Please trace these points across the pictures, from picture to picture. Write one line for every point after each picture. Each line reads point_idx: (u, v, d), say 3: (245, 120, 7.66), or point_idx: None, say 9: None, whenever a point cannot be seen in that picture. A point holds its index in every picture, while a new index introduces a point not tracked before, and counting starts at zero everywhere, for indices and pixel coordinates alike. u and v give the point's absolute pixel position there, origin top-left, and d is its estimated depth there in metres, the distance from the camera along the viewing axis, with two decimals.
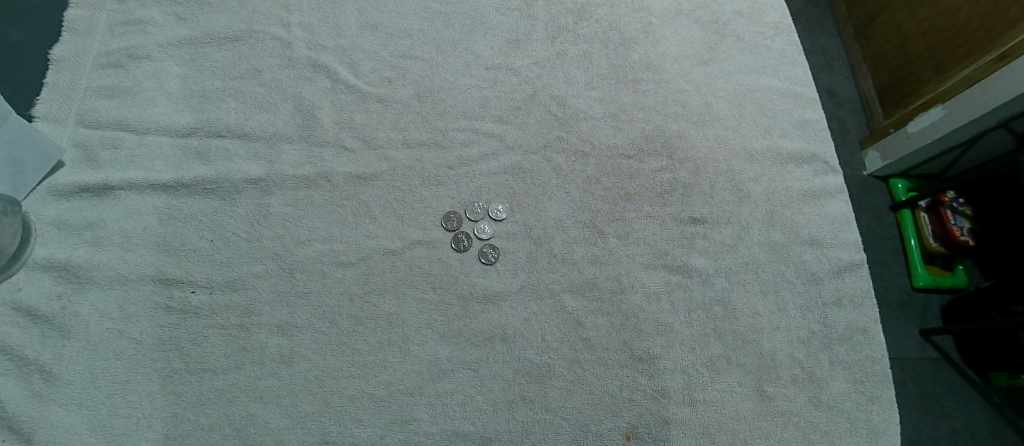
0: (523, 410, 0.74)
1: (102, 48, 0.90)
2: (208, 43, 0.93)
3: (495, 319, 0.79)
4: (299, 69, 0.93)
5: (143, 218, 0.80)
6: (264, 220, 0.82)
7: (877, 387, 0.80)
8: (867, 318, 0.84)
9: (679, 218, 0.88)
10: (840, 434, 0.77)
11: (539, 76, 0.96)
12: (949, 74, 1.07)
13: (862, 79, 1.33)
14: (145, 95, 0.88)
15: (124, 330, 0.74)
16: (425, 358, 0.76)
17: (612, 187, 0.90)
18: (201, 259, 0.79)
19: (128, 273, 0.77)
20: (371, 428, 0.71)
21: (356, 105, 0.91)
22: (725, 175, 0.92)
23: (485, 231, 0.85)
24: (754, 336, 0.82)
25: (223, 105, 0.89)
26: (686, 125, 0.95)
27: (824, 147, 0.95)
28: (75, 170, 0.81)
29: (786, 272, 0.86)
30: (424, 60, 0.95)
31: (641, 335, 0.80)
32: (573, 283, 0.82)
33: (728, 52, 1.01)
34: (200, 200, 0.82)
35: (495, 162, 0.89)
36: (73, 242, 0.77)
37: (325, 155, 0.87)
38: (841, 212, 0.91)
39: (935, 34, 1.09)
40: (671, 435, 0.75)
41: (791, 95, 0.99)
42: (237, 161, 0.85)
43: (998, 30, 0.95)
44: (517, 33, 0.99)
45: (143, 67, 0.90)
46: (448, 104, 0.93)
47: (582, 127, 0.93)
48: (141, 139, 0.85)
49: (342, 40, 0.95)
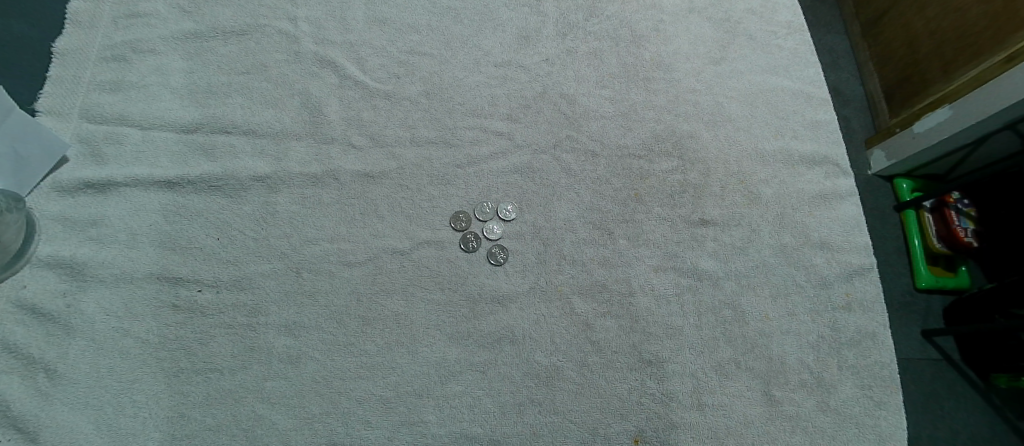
0: (532, 412, 0.74)
1: (105, 42, 0.89)
2: (213, 36, 0.91)
3: (504, 320, 0.79)
4: (306, 64, 0.91)
5: (148, 215, 0.80)
6: (270, 218, 0.81)
7: (886, 392, 0.80)
8: (876, 323, 0.84)
9: (689, 220, 0.87)
10: (847, 439, 0.77)
11: (549, 74, 0.95)
12: (955, 74, 1.05)
13: (868, 78, 1.31)
14: (149, 90, 0.87)
15: (129, 329, 0.73)
16: (433, 359, 0.75)
17: (622, 188, 0.89)
18: (207, 257, 0.78)
19: (132, 271, 0.76)
20: (379, 430, 0.71)
21: (364, 102, 0.90)
22: (736, 177, 0.91)
23: (495, 232, 0.84)
24: (763, 339, 0.81)
25: (229, 101, 0.88)
26: (698, 125, 0.94)
27: (836, 150, 0.94)
28: (79, 166, 0.81)
29: (797, 275, 0.86)
30: (431, 56, 0.94)
31: (650, 338, 0.79)
32: (582, 285, 0.82)
33: (740, 52, 1.00)
34: (205, 197, 0.81)
35: (504, 161, 0.88)
36: (77, 239, 0.77)
37: (333, 153, 0.86)
38: (852, 216, 0.90)
39: (944, 33, 1.06)
40: (679, 439, 0.75)
41: (803, 96, 0.98)
42: (243, 158, 0.84)
43: (1007, 30, 0.93)
44: (527, 30, 0.97)
45: (148, 61, 0.89)
46: (456, 101, 0.91)
47: (593, 126, 0.92)
48: (145, 134, 0.84)
49: (349, 35, 0.94)
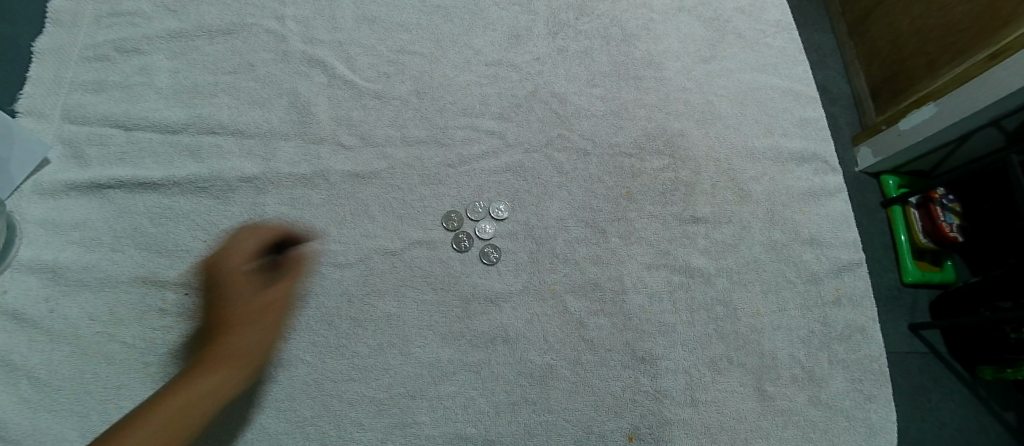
0: (526, 411, 0.74)
1: (88, 41, 0.87)
2: (199, 35, 0.90)
3: (497, 320, 0.78)
4: (294, 63, 0.90)
5: (133, 217, 0.78)
6: (259, 219, 0.80)
7: (875, 385, 0.81)
8: (865, 318, 0.85)
9: (680, 217, 0.87)
10: (837, 432, 0.78)
11: (540, 73, 0.95)
12: (940, 72, 1.07)
13: (855, 76, 1.33)
14: (134, 90, 0.86)
15: (115, 334, 0.72)
16: (426, 361, 0.75)
17: (614, 186, 0.89)
18: (194, 260, 0.77)
19: (118, 275, 0.75)
20: (371, 432, 0.71)
21: (354, 102, 0.89)
22: (727, 174, 0.91)
23: (487, 231, 0.83)
24: (754, 336, 0.82)
25: (216, 101, 0.86)
26: (688, 123, 0.94)
27: (825, 147, 0.95)
28: (62, 168, 0.79)
29: (787, 271, 0.86)
30: (422, 55, 0.93)
31: (643, 336, 0.80)
32: (575, 283, 0.82)
33: (729, 50, 1.00)
34: (192, 199, 0.80)
35: (495, 160, 0.88)
36: (61, 243, 0.76)
37: (322, 153, 0.85)
38: (841, 212, 0.91)
39: (929, 31, 1.08)
40: (672, 436, 0.75)
41: (792, 94, 0.98)
42: (231, 158, 0.83)
43: (992, 27, 0.94)
44: (518, 29, 0.97)
45: (132, 61, 0.87)
46: (447, 100, 0.91)
47: (584, 124, 0.92)
48: (129, 135, 0.82)
49: (338, 34, 0.93)
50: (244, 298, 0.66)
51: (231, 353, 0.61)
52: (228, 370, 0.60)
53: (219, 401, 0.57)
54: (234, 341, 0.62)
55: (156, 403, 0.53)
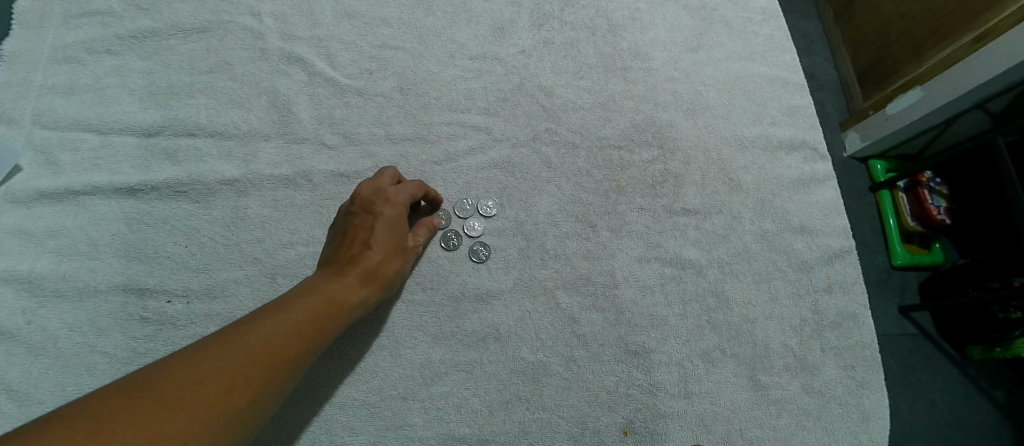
0: (520, 409, 0.73)
1: (57, 42, 0.84)
2: (173, 34, 0.87)
3: (489, 318, 0.77)
4: (273, 61, 0.88)
5: (110, 224, 0.76)
6: (241, 222, 0.78)
7: (867, 371, 0.82)
8: (856, 304, 0.85)
9: (671, 209, 0.87)
10: (831, 419, 0.78)
11: (526, 66, 0.93)
12: (926, 56, 1.07)
13: (842, 62, 1.32)
14: (107, 92, 0.83)
15: (95, 344, 0.70)
16: (417, 361, 0.74)
17: (603, 179, 0.88)
18: (176, 266, 0.75)
19: (96, 284, 0.73)
20: (364, 436, 0.70)
21: (335, 100, 0.87)
22: (716, 165, 0.91)
23: (476, 229, 0.82)
24: (746, 326, 0.82)
25: (193, 102, 0.84)
26: (677, 114, 0.93)
27: (813, 135, 0.95)
28: (34, 175, 0.77)
29: (778, 260, 0.86)
30: (404, 50, 0.91)
31: (636, 330, 0.79)
32: (567, 279, 0.81)
33: (716, 39, 0.99)
34: (171, 203, 0.78)
35: (483, 156, 0.86)
36: (35, 253, 0.73)
37: (304, 153, 0.83)
38: (831, 200, 0.91)
39: (915, 15, 1.08)
40: (666, 428, 0.75)
41: (780, 82, 0.98)
42: (210, 161, 0.81)
43: (976, 11, 0.94)
44: (502, 21, 0.95)
45: (103, 62, 0.84)
46: (432, 96, 0.89)
47: (571, 117, 0.91)
48: (103, 139, 0.80)
49: (317, 30, 0.90)
50: (384, 228, 0.68)
51: (365, 272, 0.65)
52: (365, 288, 0.64)
53: (348, 313, 0.62)
54: (371, 261, 0.66)
55: (298, 299, 0.59)
